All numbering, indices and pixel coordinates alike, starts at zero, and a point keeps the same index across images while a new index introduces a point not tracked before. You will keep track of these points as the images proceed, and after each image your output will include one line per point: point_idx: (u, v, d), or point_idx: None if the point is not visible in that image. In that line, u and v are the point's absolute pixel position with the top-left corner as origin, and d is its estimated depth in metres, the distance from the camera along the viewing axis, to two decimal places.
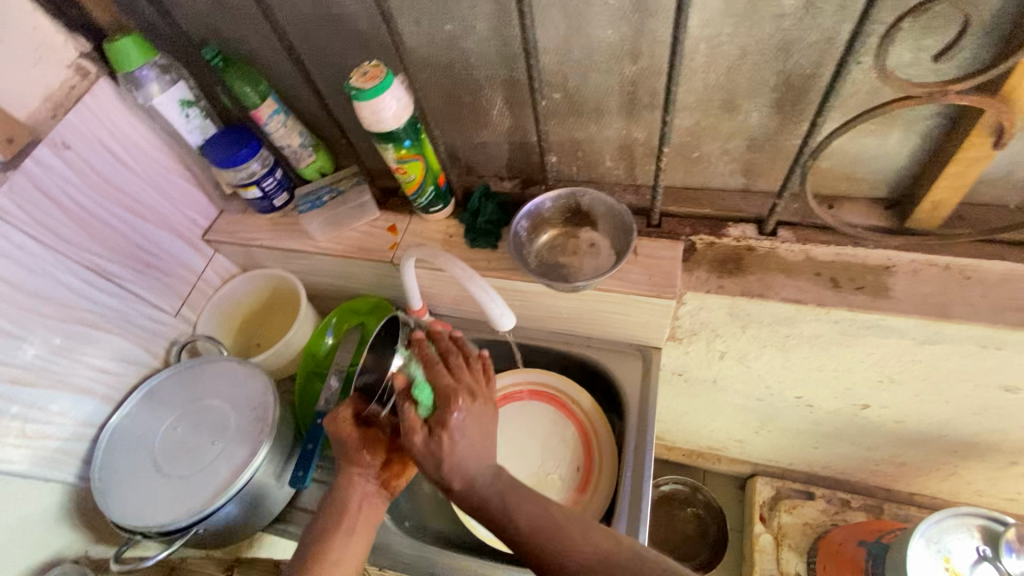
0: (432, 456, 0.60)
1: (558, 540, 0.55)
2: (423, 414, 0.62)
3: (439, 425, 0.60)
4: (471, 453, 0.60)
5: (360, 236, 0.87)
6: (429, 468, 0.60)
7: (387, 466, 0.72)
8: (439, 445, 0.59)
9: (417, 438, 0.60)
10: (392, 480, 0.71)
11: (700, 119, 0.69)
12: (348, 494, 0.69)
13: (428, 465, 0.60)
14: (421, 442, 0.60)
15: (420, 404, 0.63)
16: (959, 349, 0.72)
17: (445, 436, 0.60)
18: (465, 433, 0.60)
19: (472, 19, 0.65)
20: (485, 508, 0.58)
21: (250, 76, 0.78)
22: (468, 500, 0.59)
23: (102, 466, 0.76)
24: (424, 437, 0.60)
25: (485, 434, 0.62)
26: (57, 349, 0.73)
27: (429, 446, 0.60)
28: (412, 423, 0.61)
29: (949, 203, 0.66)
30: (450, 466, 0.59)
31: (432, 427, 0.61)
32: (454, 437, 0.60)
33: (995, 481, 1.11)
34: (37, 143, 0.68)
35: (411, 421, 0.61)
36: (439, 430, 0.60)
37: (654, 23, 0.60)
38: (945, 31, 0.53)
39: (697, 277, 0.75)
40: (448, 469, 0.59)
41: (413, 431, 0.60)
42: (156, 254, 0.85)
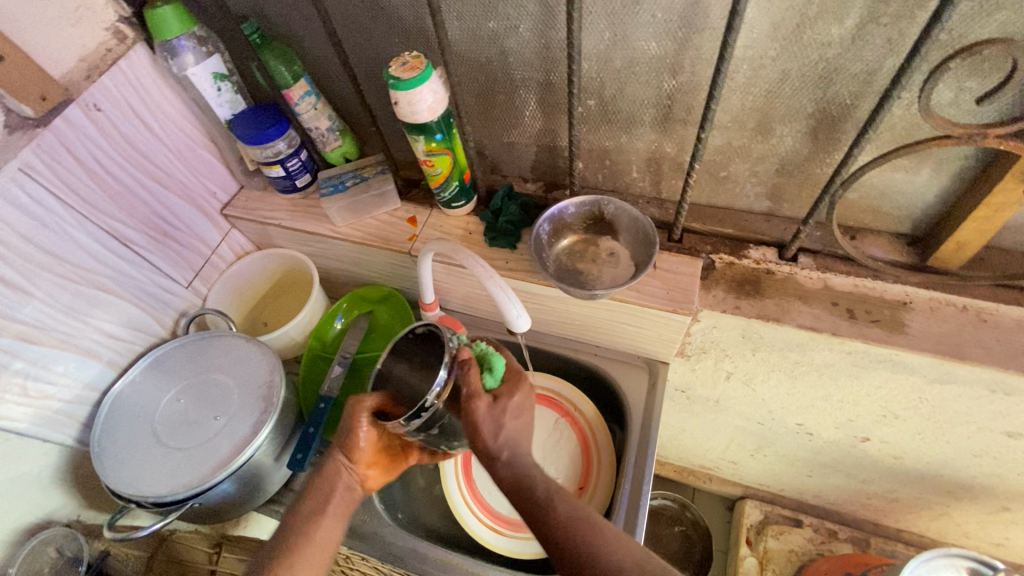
0: (487, 453, 0.61)
1: (597, 539, 0.55)
2: (490, 387, 0.63)
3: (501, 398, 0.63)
4: (517, 434, 0.62)
5: (379, 224, 0.87)
6: (487, 431, 0.61)
7: (371, 464, 0.71)
8: (496, 438, 0.61)
9: (480, 405, 0.61)
10: (372, 478, 0.71)
11: (732, 140, 0.69)
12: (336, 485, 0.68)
13: (488, 429, 0.61)
14: (485, 412, 0.61)
15: (490, 373, 0.63)
16: (969, 391, 0.72)
17: (505, 420, 0.62)
18: (517, 416, 0.63)
19: (517, 19, 0.65)
20: (522, 495, 0.61)
21: (285, 55, 0.78)
22: (510, 484, 0.61)
23: (102, 431, 0.76)
24: (485, 406, 0.61)
25: (529, 424, 0.65)
26: (67, 310, 0.72)
27: (494, 411, 0.62)
28: (476, 389, 0.61)
29: (973, 245, 0.66)
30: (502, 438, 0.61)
31: (489, 416, 0.61)
32: (511, 425, 0.62)
33: (985, 525, 1.12)
34: (69, 103, 0.67)
35: (477, 388, 0.61)
36: (502, 403, 0.62)
37: (699, 41, 0.60)
38: (989, 74, 0.53)
39: (714, 296, 0.75)
40: (498, 449, 0.61)
41: (477, 397, 0.61)
42: (173, 224, 0.84)
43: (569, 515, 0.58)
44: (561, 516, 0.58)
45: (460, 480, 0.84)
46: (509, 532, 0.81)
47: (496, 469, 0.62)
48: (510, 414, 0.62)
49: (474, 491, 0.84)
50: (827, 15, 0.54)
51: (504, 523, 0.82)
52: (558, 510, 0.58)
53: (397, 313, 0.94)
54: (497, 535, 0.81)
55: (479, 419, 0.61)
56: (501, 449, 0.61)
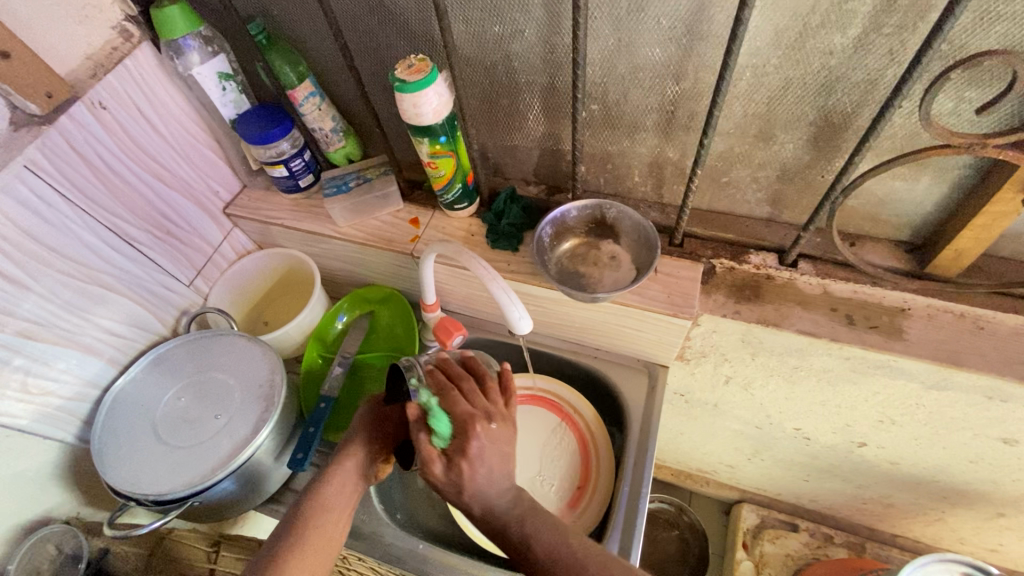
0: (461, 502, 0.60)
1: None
2: (441, 445, 0.60)
3: (458, 454, 0.59)
4: (485, 483, 0.59)
5: (381, 225, 0.87)
6: (451, 492, 0.60)
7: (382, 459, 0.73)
8: (462, 492, 0.59)
9: (437, 467, 0.59)
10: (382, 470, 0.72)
11: (734, 146, 0.69)
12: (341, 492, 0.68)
13: (451, 490, 0.59)
14: (443, 475, 0.59)
15: (437, 436, 0.60)
16: (966, 398, 0.73)
17: (465, 475, 0.58)
18: (482, 464, 0.59)
19: (522, 24, 0.65)
20: (506, 534, 0.59)
21: (291, 56, 0.79)
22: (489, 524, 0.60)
23: (103, 429, 0.76)
24: (443, 467, 0.59)
25: (505, 458, 0.61)
26: (68, 307, 0.72)
27: (451, 470, 0.59)
28: (428, 453, 0.59)
29: (971, 253, 0.67)
30: (467, 495, 0.59)
31: (446, 478, 0.59)
32: (475, 476, 0.59)
33: (980, 531, 1.12)
34: (75, 100, 0.68)
35: (429, 452, 0.59)
36: (457, 461, 0.59)
37: (702, 48, 0.61)
38: (989, 85, 0.54)
39: (714, 300, 0.75)
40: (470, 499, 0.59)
41: (431, 462, 0.59)
42: (176, 223, 0.85)
43: (550, 546, 0.58)
44: (543, 553, 0.57)
45: None
46: (508, 534, 0.81)
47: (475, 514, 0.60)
48: (470, 465, 0.58)
49: None
50: (830, 24, 0.54)
51: None
52: (536, 549, 0.58)
53: (398, 313, 0.95)
54: (496, 536, 0.81)
55: (441, 482, 0.60)
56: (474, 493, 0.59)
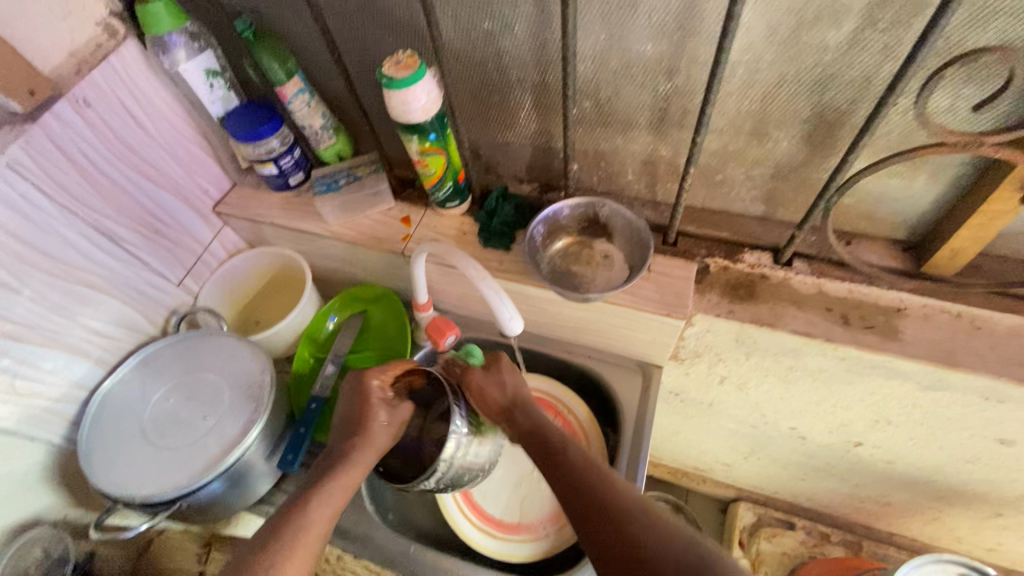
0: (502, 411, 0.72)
1: (601, 484, 0.59)
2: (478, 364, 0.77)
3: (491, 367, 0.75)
4: (516, 389, 0.73)
5: (372, 224, 0.86)
6: (495, 392, 0.73)
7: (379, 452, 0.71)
8: (504, 395, 0.73)
9: (476, 373, 0.75)
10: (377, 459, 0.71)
11: (728, 143, 0.68)
12: (354, 458, 0.69)
13: (490, 390, 0.73)
14: (481, 377, 0.74)
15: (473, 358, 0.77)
16: (963, 398, 0.72)
17: (504, 379, 0.74)
18: (512, 375, 0.74)
19: (511, 19, 0.64)
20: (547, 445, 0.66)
21: (279, 52, 0.78)
22: (530, 432, 0.68)
23: (90, 430, 0.75)
24: (483, 373, 0.75)
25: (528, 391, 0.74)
26: (54, 307, 0.71)
27: (487, 376, 0.74)
28: (467, 367, 0.76)
29: (967, 252, 0.66)
30: (507, 394, 0.73)
31: (484, 381, 0.74)
32: (509, 379, 0.74)
33: (977, 530, 1.12)
34: (58, 98, 0.67)
35: (466, 365, 0.76)
36: (492, 368, 0.75)
37: (695, 43, 0.59)
38: (987, 81, 0.53)
39: (708, 300, 0.74)
40: (506, 406, 0.72)
41: (470, 369, 0.75)
42: (164, 221, 0.84)
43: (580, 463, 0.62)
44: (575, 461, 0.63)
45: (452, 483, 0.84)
46: (500, 535, 0.81)
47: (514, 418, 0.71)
48: (503, 370, 0.74)
49: (466, 494, 0.84)
50: (824, 19, 0.53)
51: (496, 526, 0.82)
52: (571, 456, 0.63)
53: (391, 313, 0.94)
54: (489, 538, 0.81)
55: (479, 386, 0.74)
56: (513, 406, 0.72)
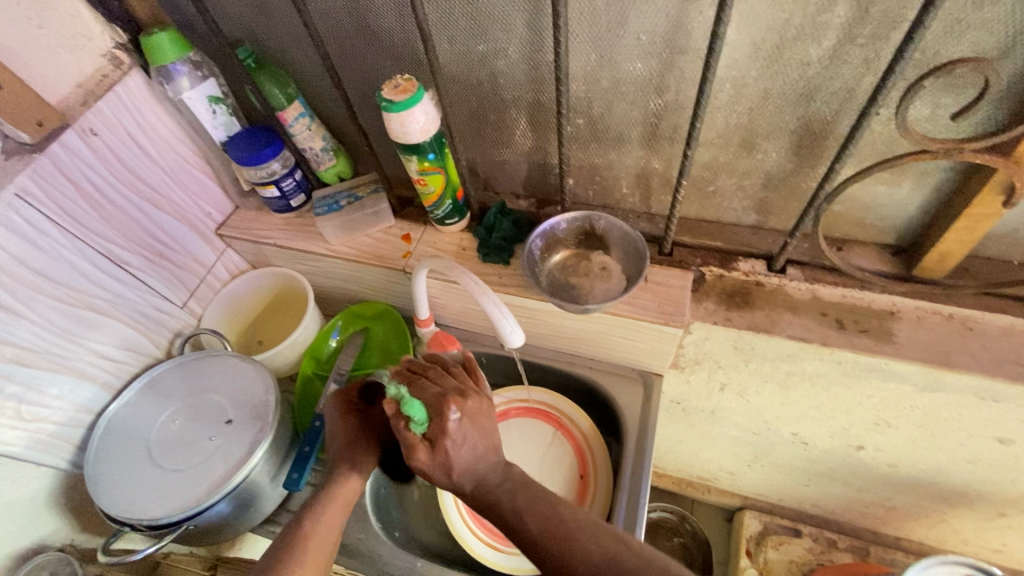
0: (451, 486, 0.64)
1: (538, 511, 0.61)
2: (423, 430, 0.64)
3: (441, 433, 0.63)
4: (471, 459, 0.64)
5: (373, 242, 0.88)
6: (440, 477, 0.64)
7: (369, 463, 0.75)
8: (450, 476, 0.64)
9: (422, 452, 0.63)
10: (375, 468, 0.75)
11: (718, 155, 0.70)
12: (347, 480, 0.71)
13: (439, 475, 0.64)
14: (427, 459, 0.63)
15: (414, 421, 0.63)
16: (959, 398, 0.73)
17: (452, 454, 0.63)
18: (463, 442, 0.64)
19: (505, 42, 0.67)
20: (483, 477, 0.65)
21: (280, 78, 0.81)
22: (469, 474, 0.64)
23: (96, 453, 0.75)
24: (428, 450, 0.63)
25: (484, 430, 0.66)
26: (61, 332, 0.72)
27: (438, 453, 0.63)
28: (412, 441, 0.63)
29: (956, 255, 0.68)
30: (458, 470, 0.64)
31: (437, 458, 0.63)
32: (459, 456, 0.63)
33: (983, 531, 1.12)
34: (66, 128, 0.68)
35: (412, 441, 0.63)
36: (440, 444, 0.63)
37: (683, 61, 0.62)
38: (964, 91, 0.55)
39: (705, 308, 0.76)
40: (455, 484, 0.64)
41: (415, 449, 0.63)
42: (168, 245, 0.85)
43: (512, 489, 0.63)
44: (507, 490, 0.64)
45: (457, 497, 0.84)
46: (506, 549, 0.81)
47: (449, 462, 0.65)
48: (457, 426, 0.63)
49: (471, 507, 0.84)
50: (806, 35, 0.55)
51: (501, 539, 0.82)
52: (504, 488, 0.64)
53: (393, 329, 0.95)
54: (494, 551, 0.81)
55: (427, 468, 0.64)
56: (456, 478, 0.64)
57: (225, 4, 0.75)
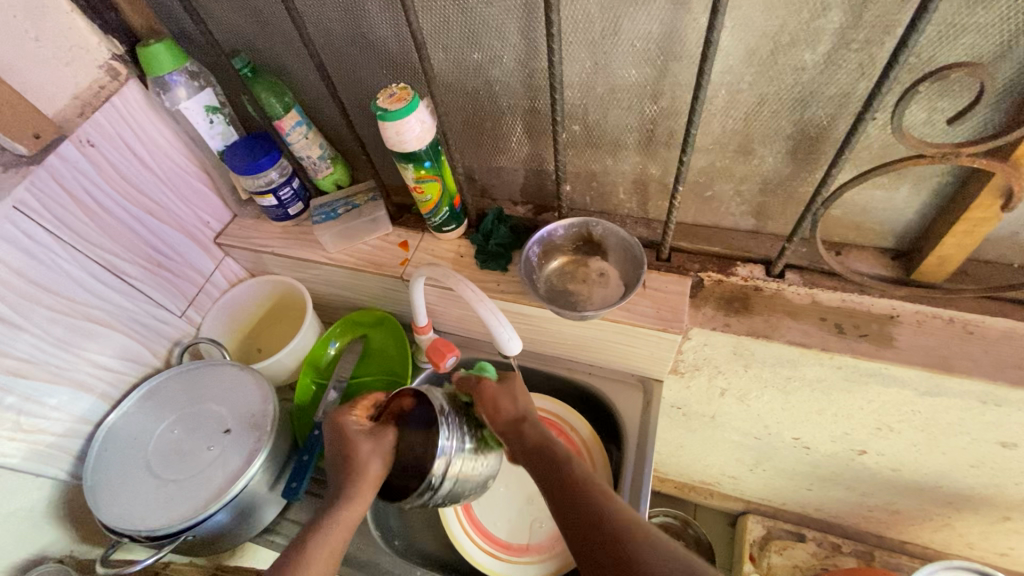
0: (507, 424, 0.65)
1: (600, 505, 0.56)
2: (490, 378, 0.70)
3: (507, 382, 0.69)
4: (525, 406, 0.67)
5: (371, 250, 0.88)
6: (506, 407, 0.66)
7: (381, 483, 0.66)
8: (517, 406, 0.66)
9: (492, 385, 0.67)
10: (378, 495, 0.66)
11: (715, 161, 0.70)
12: (348, 502, 0.63)
13: (501, 403, 0.67)
14: (496, 389, 0.67)
15: (484, 372, 0.70)
16: (961, 403, 0.73)
17: (513, 393, 0.68)
18: (523, 392, 0.69)
19: (499, 50, 0.67)
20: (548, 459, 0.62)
21: (276, 88, 0.80)
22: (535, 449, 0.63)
23: (95, 464, 0.75)
24: (496, 389, 0.67)
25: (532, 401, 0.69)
26: (60, 343, 0.72)
27: (502, 388, 0.68)
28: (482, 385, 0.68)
29: (955, 259, 0.67)
30: (508, 414, 0.66)
31: (498, 391, 0.67)
32: (522, 398, 0.68)
33: (988, 535, 1.11)
34: (63, 139, 0.69)
35: (479, 381, 0.69)
36: (506, 386, 0.68)
37: (677, 67, 0.62)
38: (960, 95, 0.54)
39: (704, 314, 0.75)
40: (514, 419, 0.65)
41: (485, 390, 0.67)
42: (166, 254, 0.85)
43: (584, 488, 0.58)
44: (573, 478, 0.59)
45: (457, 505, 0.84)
46: (506, 557, 0.81)
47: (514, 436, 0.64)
48: (515, 391, 0.68)
49: (471, 515, 0.84)
50: (800, 41, 0.55)
51: (501, 547, 0.81)
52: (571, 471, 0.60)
53: (391, 336, 0.95)
54: (494, 560, 0.80)
55: (491, 396, 0.67)
56: (520, 421, 0.65)
57: (221, 14, 0.76)
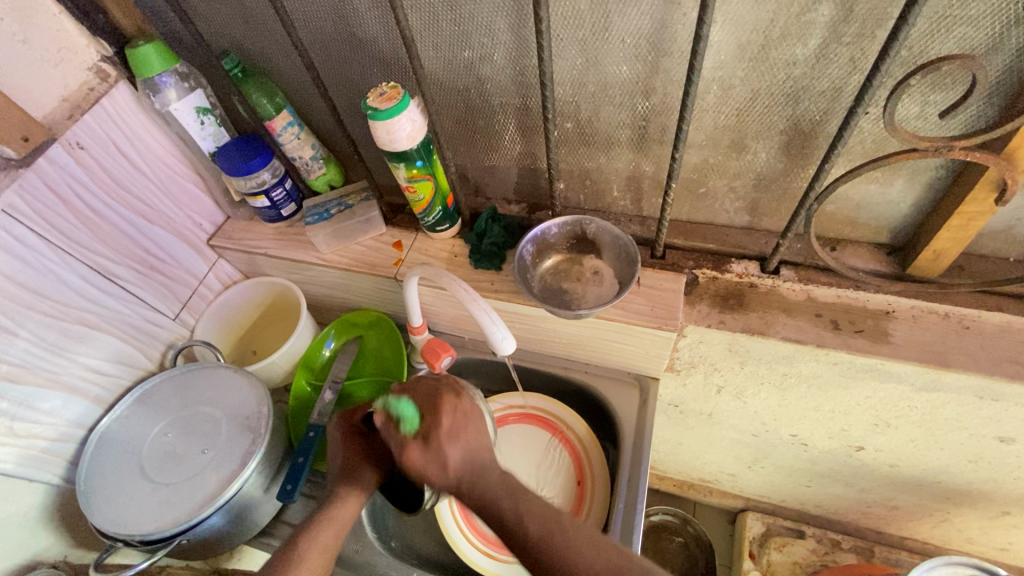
0: (449, 488, 0.62)
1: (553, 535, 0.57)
2: (412, 429, 0.63)
3: (433, 432, 0.62)
4: (466, 457, 0.62)
5: (365, 250, 0.87)
6: (435, 475, 0.62)
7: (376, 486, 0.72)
8: (448, 472, 0.61)
9: (415, 451, 0.62)
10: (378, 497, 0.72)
11: (709, 157, 0.70)
12: (345, 501, 0.69)
13: (432, 473, 0.62)
14: (420, 457, 0.62)
15: (404, 422, 0.64)
16: (958, 398, 0.72)
17: (444, 452, 0.62)
18: (455, 436, 0.63)
19: (490, 48, 0.66)
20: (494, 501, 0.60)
21: (267, 89, 0.80)
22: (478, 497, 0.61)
23: (88, 468, 0.75)
24: (421, 448, 0.62)
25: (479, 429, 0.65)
26: (52, 348, 0.72)
27: (428, 454, 0.62)
28: (403, 439, 0.63)
29: (950, 253, 0.67)
30: (453, 470, 0.61)
31: (426, 459, 0.62)
32: (453, 450, 0.62)
33: (987, 530, 1.11)
34: (52, 142, 0.68)
35: (403, 438, 0.63)
36: (432, 440, 0.62)
37: (668, 63, 0.61)
38: (952, 89, 0.54)
39: (699, 311, 0.75)
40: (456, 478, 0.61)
41: (408, 447, 0.62)
42: (158, 257, 0.85)
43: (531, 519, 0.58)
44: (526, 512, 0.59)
45: (453, 506, 0.83)
46: (501, 557, 0.81)
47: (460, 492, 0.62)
48: (447, 442, 0.62)
49: (467, 515, 0.83)
50: (791, 35, 0.55)
51: (497, 548, 0.81)
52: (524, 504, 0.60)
53: (387, 336, 0.94)
54: (489, 560, 0.80)
55: (421, 467, 0.62)
56: (461, 479, 0.62)
57: (210, 15, 0.75)
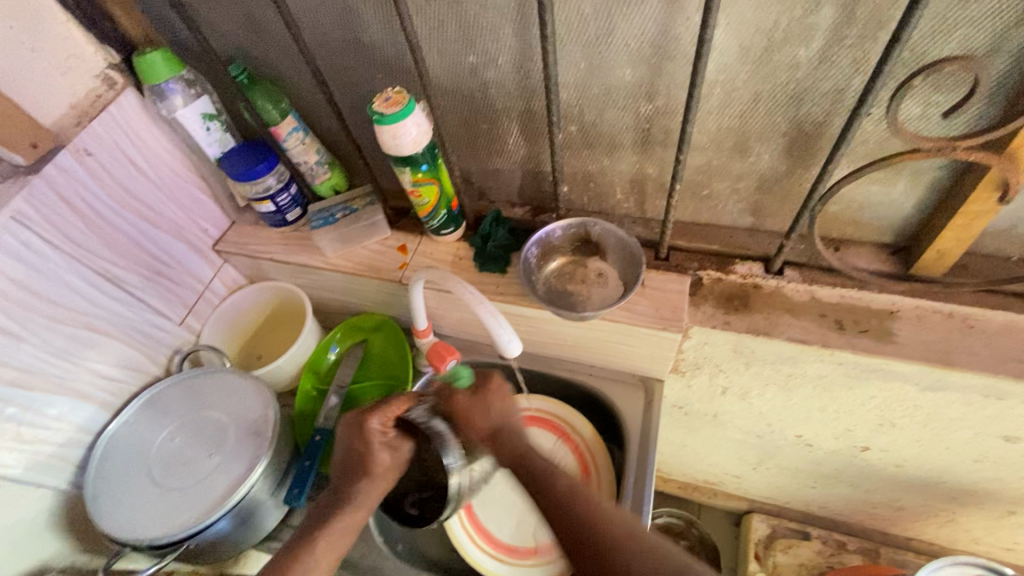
0: (482, 433, 0.72)
1: (589, 507, 0.64)
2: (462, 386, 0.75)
3: (482, 386, 0.73)
4: (505, 411, 0.72)
5: (370, 254, 0.88)
6: (478, 416, 0.72)
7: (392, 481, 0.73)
8: (489, 419, 0.72)
9: (463, 398, 0.73)
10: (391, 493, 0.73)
11: (712, 159, 0.70)
12: (359, 499, 0.70)
13: (475, 415, 0.72)
14: (466, 401, 0.73)
15: (458, 382, 0.76)
16: (962, 397, 0.73)
17: (488, 400, 0.72)
18: (501, 396, 0.73)
19: (495, 53, 0.67)
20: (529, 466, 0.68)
21: (273, 95, 0.81)
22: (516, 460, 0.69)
23: (96, 474, 0.75)
24: (469, 396, 0.73)
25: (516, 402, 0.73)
26: (60, 353, 0.72)
27: (475, 399, 0.73)
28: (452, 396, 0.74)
29: (953, 253, 0.67)
30: (491, 420, 0.72)
31: (472, 403, 0.73)
32: (497, 404, 0.72)
33: (993, 530, 1.10)
34: (60, 149, 0.69)
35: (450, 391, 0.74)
36: (481, 392, 0.73)
37: (671, 66, 0.62)
38: (954, 89, 0.55)
39: (704, 312, 0.75)
40: (493, 430, 0.72)
41: (455, 398, 0.73)
42: (164, 262, 0.85)
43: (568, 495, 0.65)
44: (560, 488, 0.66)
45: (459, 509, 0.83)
46: (509, 560, 0.81)
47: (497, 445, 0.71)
48: (491, 395, 0.73)
49: (473, 518, 0.83)
50: (793, 38, 0.55)
51: (504, 550, 0.81)
52: (558, 481, 0.66)
53: (391, 340, 0.94)
54: (497, 563, 0.80)
55: (463, 409, 0.73)
56: (498, 431, 0.71)
57: (216, 22, 0.76)
